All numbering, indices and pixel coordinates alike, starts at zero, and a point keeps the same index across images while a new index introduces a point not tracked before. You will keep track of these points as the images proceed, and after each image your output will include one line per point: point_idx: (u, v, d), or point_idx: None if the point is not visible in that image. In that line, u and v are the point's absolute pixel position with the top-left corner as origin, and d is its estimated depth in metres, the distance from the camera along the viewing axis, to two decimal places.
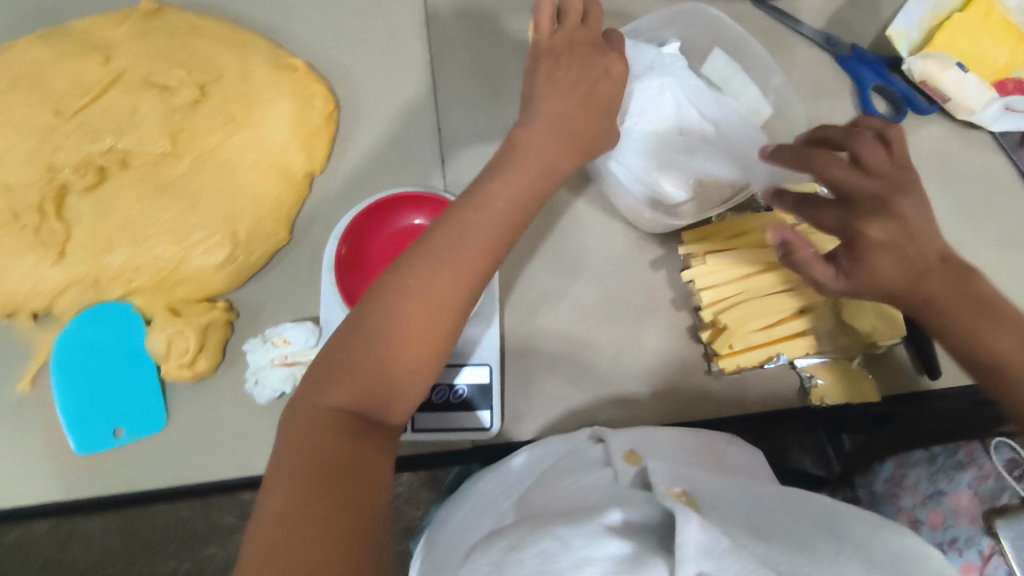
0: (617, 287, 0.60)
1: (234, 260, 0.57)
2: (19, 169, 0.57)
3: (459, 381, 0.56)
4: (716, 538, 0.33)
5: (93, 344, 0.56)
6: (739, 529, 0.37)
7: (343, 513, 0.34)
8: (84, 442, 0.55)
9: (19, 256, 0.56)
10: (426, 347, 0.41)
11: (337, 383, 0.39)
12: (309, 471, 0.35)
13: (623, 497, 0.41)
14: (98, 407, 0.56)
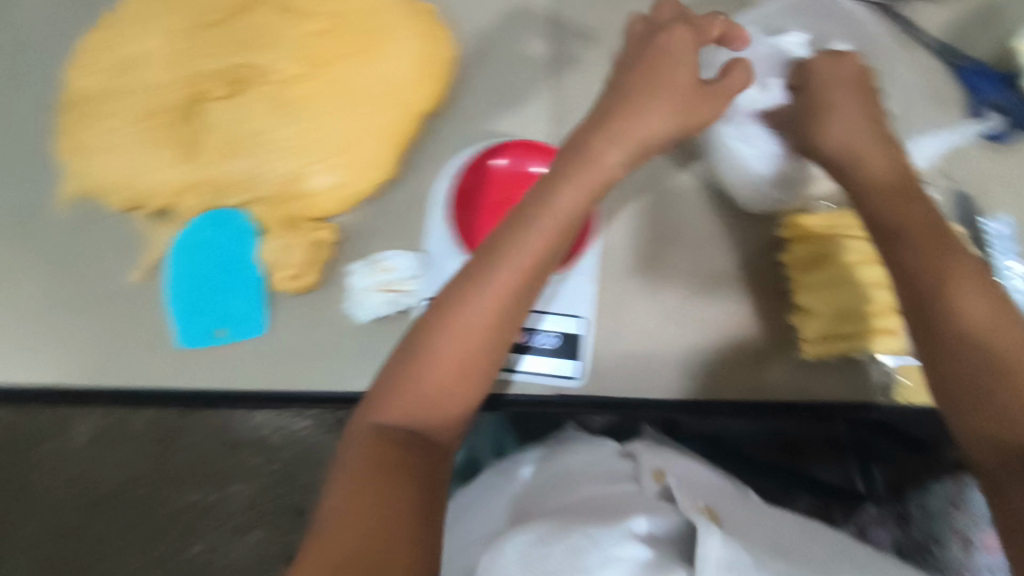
0: (716, 261, 0.59)
1: (347, 184, 0.60)
2: (165, 73, 0.62)
3: (551, 329, 0.57)
4: (736, 556, 0.43)
5: (209, 246, 0.59)
6: (760, 549, 0.47)
7: (393, 516, 0.39)
8: (188, 336, 0.58)
9: (156, 152, 0.60)
10: (469, 367, 0.45)
11: (391, 402, 0.45)
12: (369, 480, 0.40)
13: (656, 506, 0.53)
14: (204, 305, 0.58)
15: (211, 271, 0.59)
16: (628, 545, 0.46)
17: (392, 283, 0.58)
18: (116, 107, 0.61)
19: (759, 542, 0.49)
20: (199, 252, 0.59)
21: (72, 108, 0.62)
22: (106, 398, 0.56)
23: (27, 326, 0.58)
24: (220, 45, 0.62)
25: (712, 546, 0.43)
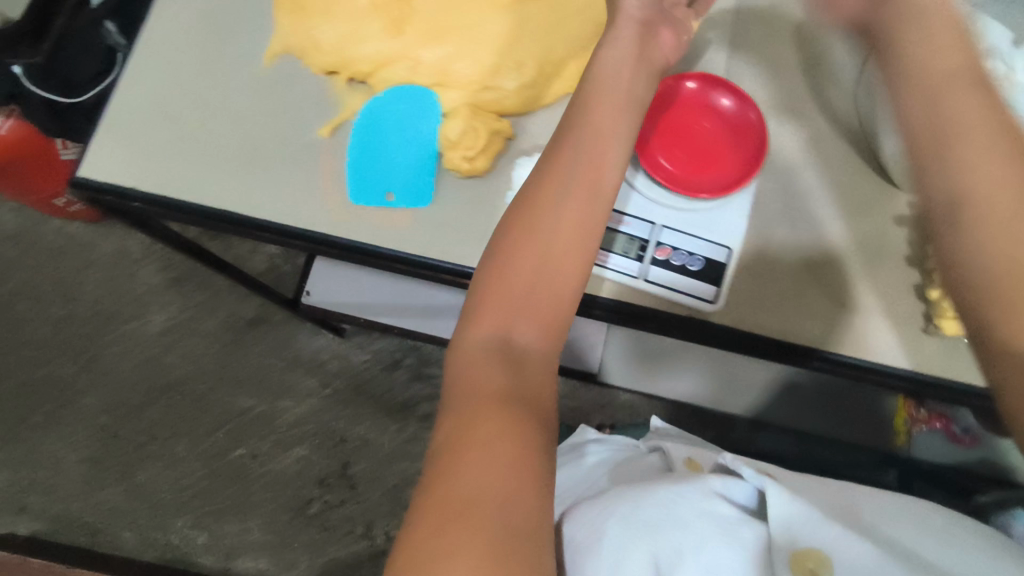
0: (844, 227, 0.67)
1: (530, 87, 0.64)
2: None
3: (699, 252, 0.65)
4: (803, 513, 0.58)
5: (385, 121, 0.64)
6: (828, 513, 0.60)
7: (501, 440, 0.46)
8: (360, 194, 0.62)
9: (368, 23, 0.64)
10: (544, 291, 0.53)
11: (481, 317, 0.52)
12: (482, 406, 0.48)
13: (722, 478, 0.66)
14: (381, 170, 0.63)
15: (388, 143, 0.64)
16: (712, 506, 0.61)
17: None
18: None
19: (810, 495, 0.64)
20: (377, 125, 0.64)
21: None
22: (275, 233, 0.61)
23: (224, 156, 0.63)
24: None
25: (776, 499, 0.59)
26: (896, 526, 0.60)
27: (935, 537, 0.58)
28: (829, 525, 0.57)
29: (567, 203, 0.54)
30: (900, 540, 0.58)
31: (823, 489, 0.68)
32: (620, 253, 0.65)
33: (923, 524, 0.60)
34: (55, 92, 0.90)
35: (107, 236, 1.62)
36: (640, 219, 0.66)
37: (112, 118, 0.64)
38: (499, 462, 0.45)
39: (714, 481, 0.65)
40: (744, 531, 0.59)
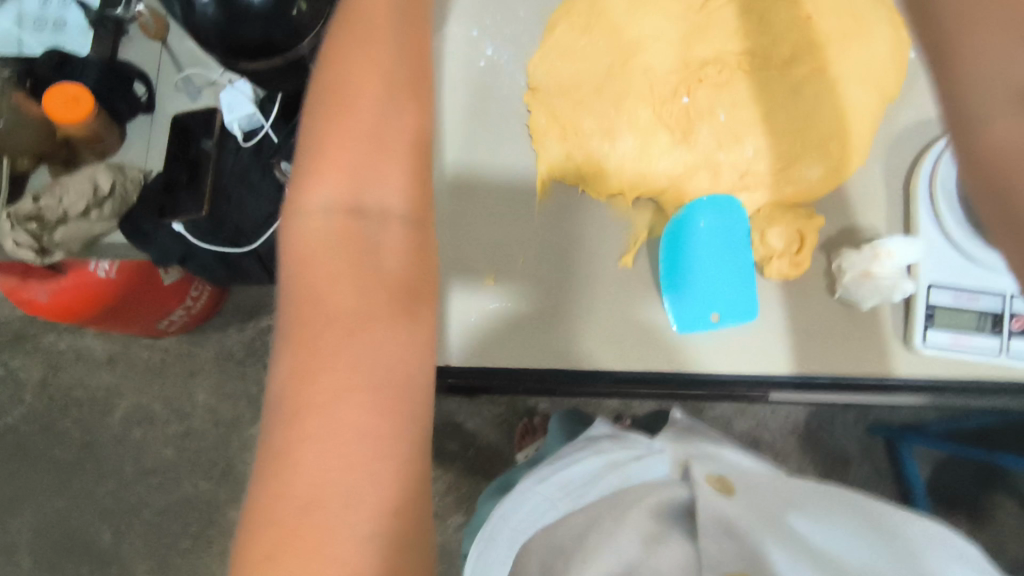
0: (948, 247, 0.58)
1: (834, 172, 0.60)
2: (660, 55, 0.60)
3: (1013, 308, 0.58)
4: (725, 525, 0.50)
5: (705, 228, 0.59)
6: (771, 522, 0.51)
7: (389, 425, 0.34)
8: (684, 320, 0.58)
9: (654, 135, 0.59)
10: (366, 149, 0.39)
11: (322, 175, 0.39)
12: (335, 335, 0.36)
13: (659, 477, 0.60)
14: (706, 291, 0.58)
15: (719, 262, 0.59)
16: (634, 529, 0.52)
17: (887, 271, 0.58)
18: (615, 87, 0.60)
19: (751, 497, 0.55)
20: (704, 230, 0.59)
21: (544, 92, 0.62)
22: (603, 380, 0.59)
23: (522, 303, 0.59)
24: (718, 27, 0.60)
25: (704, 514, 0.51)
26: (807, 515, 0.52)
27: (863, 529, 0.50)
28: (757, 536, 0.49)
29: (370, 30, 0.42)
30: (816, 539, 0.50)
31: (793, 505, 0.54)
32: (976, 331, 0.58)
33: (871, 538, 0.49)
34: (227, 242, 0.88)
35: (205, 341, 1.52)
36: (990, 290, 0.58)
37: None
38: (369, 382, 0.35)
39: (640, 504, 0.55)
40: (668, 550, 0.51)
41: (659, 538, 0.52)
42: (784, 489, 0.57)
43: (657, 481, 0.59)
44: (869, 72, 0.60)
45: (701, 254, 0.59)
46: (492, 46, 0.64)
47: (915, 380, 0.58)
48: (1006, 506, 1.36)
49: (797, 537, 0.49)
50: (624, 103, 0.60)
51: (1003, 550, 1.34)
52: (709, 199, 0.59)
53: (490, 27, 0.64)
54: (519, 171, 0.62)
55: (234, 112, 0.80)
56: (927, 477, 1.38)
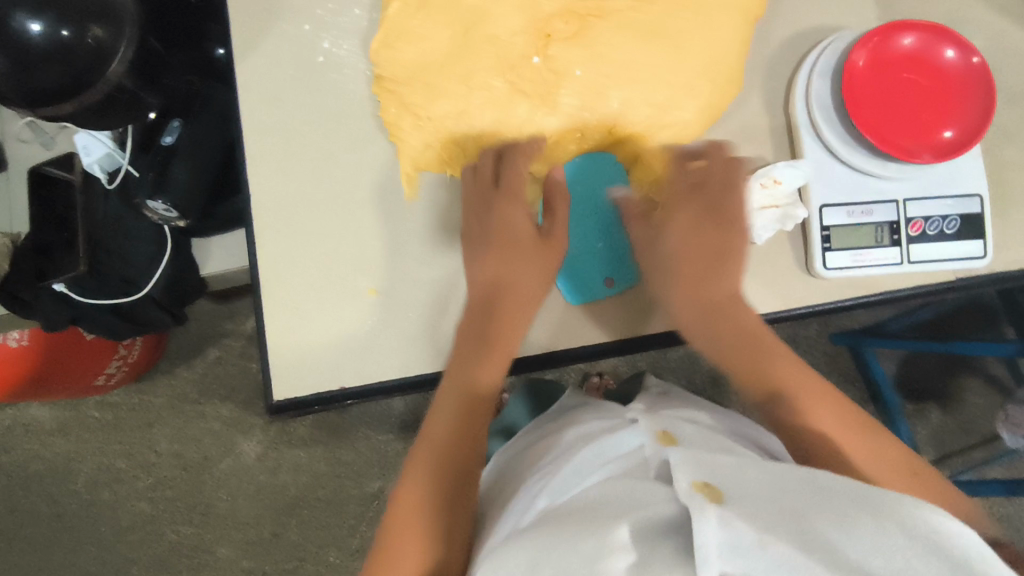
0: (833, 164, 0.56)
1: (708, 109, 0.56)
2: (503, 14, 0.53)
3: (907, 214, 0.55)
4: (737, 536, 0.38)
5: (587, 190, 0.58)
6: (761, 517, 0.40)
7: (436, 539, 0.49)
8: (575, 291, 0.57)
9: (512, 105, 0.56)
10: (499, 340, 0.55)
11: (487, 352, 0.54)
12: (435, 459, 0.52)
13: (647, 492, 0.47)
14: (588, 258, 0.58)
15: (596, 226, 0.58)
16: (622, 558, 0.40)
17: (778, 199, 0.55)
18: (463, 64, 0.55)
19: (754, 501, 0.42)
20: (583, 193, 0.58)
21: (389, 81, 0.57)
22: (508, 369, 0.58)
23: (411, 309, 0.57)
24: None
25: (710, 525, 0.38)
26: (832, 523, 0.39)
27: (895, 534, 0.38)
28: (777, 553, 0.37)
29: (520, 325, 0.56)
30: (851, 556, 0.37)
31: (812, 513, 0.41)
32: (875, 244, 0.55)
33: (905, 544, 0.37)
34: (118, 294, 0.81)
35: (155, 387, 1.41)
36: (884, 200, 0.56)
37: (271, 319, 0.57)
38: (423, 519, 0.50)
39: (626, 521, 0.42)
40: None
41: (649, 561, 0.40)
42: (783, 488, 0.44)
43: (644, 499, 0.46)
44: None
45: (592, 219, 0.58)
46: (330, 39, 0.60)
47: (825, 306, 0.56)
48: (971, 386, 1.37)
49: (828, 546, 0.37)
50: (475, 79, 0.55)
51: (974, 428, 1.36)
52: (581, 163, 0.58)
53: (322, 18, 0.60)
54: (381, 168, 0.58)
55: (92, 155, 0.75)
56: (895, 372, 1.38)
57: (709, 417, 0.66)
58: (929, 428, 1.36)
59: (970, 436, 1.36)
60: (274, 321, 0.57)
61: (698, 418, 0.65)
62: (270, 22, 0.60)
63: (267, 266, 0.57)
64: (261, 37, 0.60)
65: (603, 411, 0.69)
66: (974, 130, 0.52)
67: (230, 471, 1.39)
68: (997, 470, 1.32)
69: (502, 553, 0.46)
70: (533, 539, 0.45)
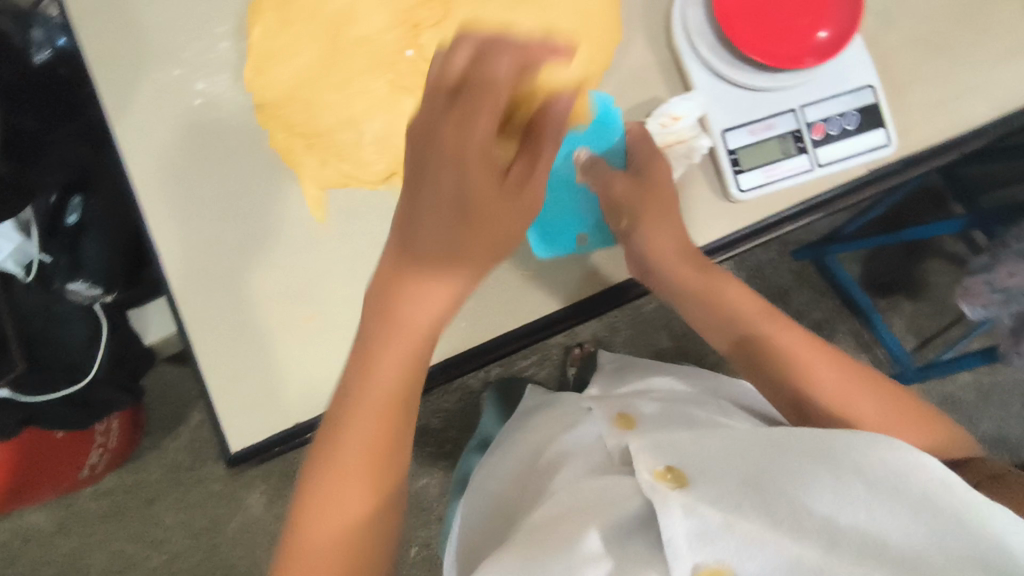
0: (725, 87, 0.56)
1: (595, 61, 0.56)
2: (367, 15, 0.54)
3: (807, 119, 0.56)
4: (704, 522, 0.43)
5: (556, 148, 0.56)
6: (728, 494, 0.45)
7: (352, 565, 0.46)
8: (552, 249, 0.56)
9: (401, 103, 0.54)
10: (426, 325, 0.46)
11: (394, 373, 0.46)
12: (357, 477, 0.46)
13: (614, 488, 0.51)
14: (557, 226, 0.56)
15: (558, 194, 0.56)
16: (594, 563, 0.45)
17: (681, 134, 0.56)
18: (340, 71, 0.54)
19: (720, 475, 0.47)
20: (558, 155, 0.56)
21: (271, 107, 0.55)
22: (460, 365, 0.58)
23: (346, 333, 0.56)
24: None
25: (675, 520, 0.43)
26: (792, 489, 0.44)
27: (856, 487, 0.42)
28: (742, 531, 0.42)
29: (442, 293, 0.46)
30: (813, 510, 0.43)
31: (774, 480, 0.45)
32: (783, 156, 0.56)
33: (862, 489, 0.42)
34: (66, 383, 0.77)
35: (147, 464, 1.39)
36: (781, 112, 0.56)
37: (213, 373, 0.56)
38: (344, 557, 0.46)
39: (595, 530, 0.47)
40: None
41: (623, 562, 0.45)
42: (741, 453, 0.48)
43: (612, 497, 0.50)
44: None
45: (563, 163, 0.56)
46: (203, 78, 0.58)
47: (744, 229, 0.57)
48: (934, 269, 1.40)
49: (789, 504, 0.43)
50: (354, 85, 0.54)
51: (947, 309, 1.39)
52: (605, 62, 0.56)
53: (190, 60, 0.58)
54: (285, 200, 0.57)
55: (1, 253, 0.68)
56: (860, 273, 1.41)
57: (662, 390, 0.70)
58: (904, 319, 1.40)
59: (944, 317, 1.39)
60: (215, 374, 0.56)
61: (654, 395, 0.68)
62: (137, 76, 0.57)
63: (194, 324, 0.56)
64: (132, 93, 0.57)
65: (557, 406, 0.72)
66: (849, 25, 0.52)
67: (241, 528, 1.38)
68: (976, 341, 1.36)
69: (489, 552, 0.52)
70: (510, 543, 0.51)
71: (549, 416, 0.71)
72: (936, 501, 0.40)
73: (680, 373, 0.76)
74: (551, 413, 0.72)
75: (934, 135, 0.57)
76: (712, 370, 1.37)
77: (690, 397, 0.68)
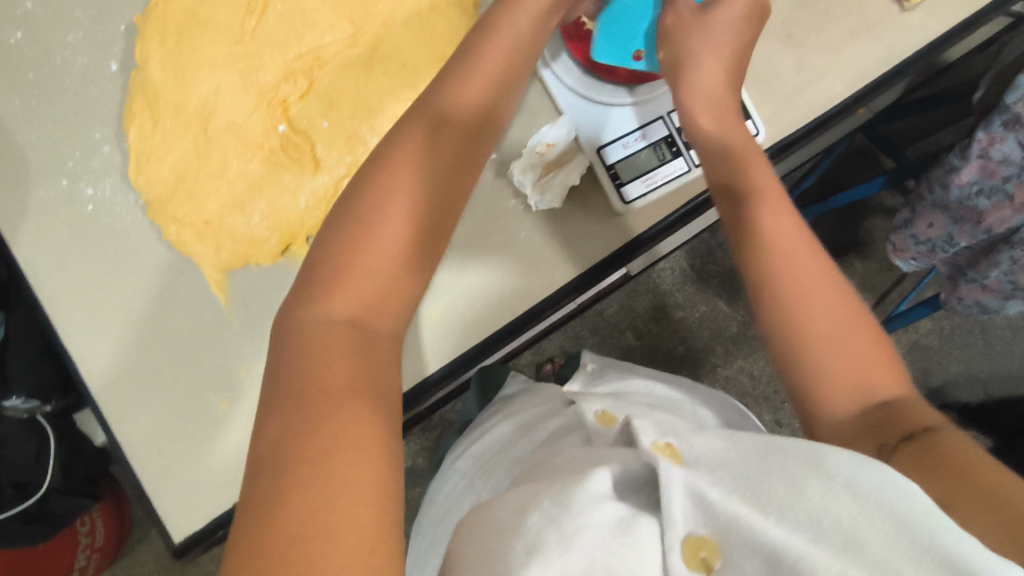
0: (595, 110, 0.59)
1: None
2: (235, 102, 0.58)
3: (677, 123, 0.58)
4: (702, 492, 0.35)
5: None
6: (726, 473, 0.36)
7: (361, 503, 0.32)
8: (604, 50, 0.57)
9: (280, 177, 0.58)
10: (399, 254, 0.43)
11: (377, 312, 0.42)
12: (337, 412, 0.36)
13: (611, 454, 0.43)
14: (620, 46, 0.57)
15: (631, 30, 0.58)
16: (600, 508, 0.37)
17: (554, 160, 0.58)
18: (214, 158, 0.57)
19: (722, 458, 0.37)
20: None
21: (159, 201, 0.58)
22: (430, 386, 0.58)
23: None
24: (266, 44, 0.58)
25: (675, 489, 0.35)
26: (782, 484, 0.34)
27: (845, 492, 0.32)
28: (732, 518, 0.34)
29: (415, 209, 0.44)
30: (803, 505, 0.33)
31: (762, 471, 0.35)
32: (660, 162, 0.58)
33: (851, 501, 0.32)
34: (19, 500, 0.77)
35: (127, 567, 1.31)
36: (650, 122, 0.58)
37: (142, 469, 0.55)
38: (331, 492, 0.32)
39: (605, 471, 0.39)
40: (638, 529, 0.36)
41: (622, 508, 0.37)
42: (739, 446, 0.38)
43: (602, 460, 0.42)
44: (435, 7, 0.59)
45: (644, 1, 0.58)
46: (90, 184, 0.59)
47: (642, 235, 0.58)
48: (877, 225, 1.43)
49: (778, 504, 0.33)
50: (232, 169, 0.57)
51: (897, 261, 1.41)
52: None
53: (75, 169, 0.59)
54: (186, 287, 0.58)
55: None
56: None
57: (642, 385, 0.62)
58: (858, 279, 1.42)
59: (896, 271, 1.41)
60: (146, 468, 0.55)
61: (636, 388, 0.61)
62: (24, 192, 0.58)
63: (116, 424, 0.56)
64: (21, 210, 0.58)
65: (537, 398, 0.65)
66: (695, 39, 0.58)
67: None
68: (929, 288, 1.38)
69: (478, 509, 0.42)
70: (507, 494, 0.42)
71: (532, 406, 0.64)
72: (935, 543, 0.30)
73: (656, 375, 0.69)
74: (524, 408, 0.65)
75: (800, 119, 0.59)
76: (681, 360, 1.38)
77: (667, 395, 0.61)
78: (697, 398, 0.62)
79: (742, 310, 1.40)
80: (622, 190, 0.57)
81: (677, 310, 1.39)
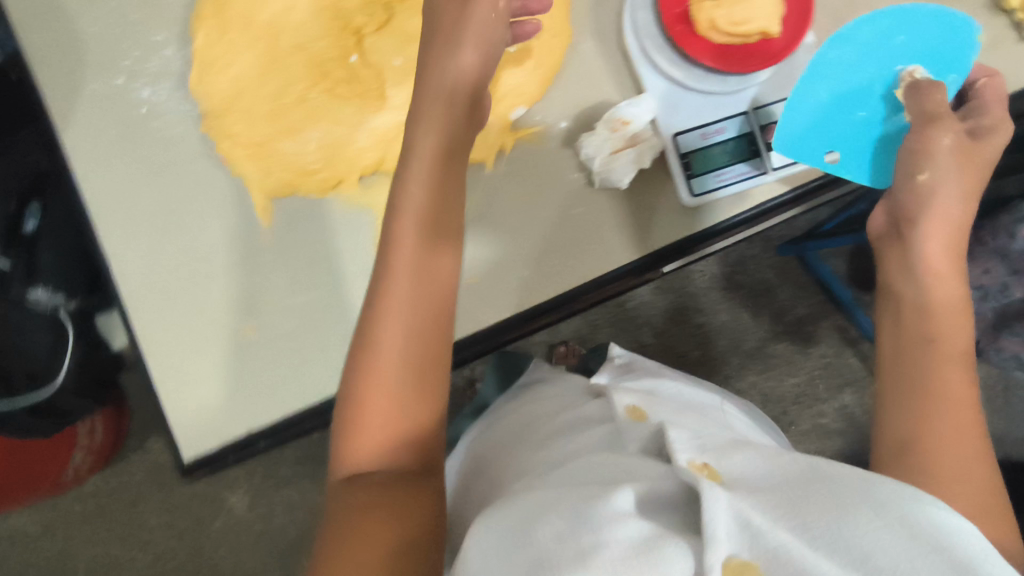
0: (678, 93, 0.56)
1: (540, 66, 0.57)
2: (307, 25, 0.57)
3: (760, 122, 0.56)
4: (747, 516, 0.33)
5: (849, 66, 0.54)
6: (771, 501, 0.34)
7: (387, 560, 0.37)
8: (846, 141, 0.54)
9: (340, 108, 0.56)
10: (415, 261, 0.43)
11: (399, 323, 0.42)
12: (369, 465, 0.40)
13: (640, 467, 0.41)
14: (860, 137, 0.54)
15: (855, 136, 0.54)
16: (625, 525, 0.35)
17: (630, 137, 0.55)
18: (277, 79, 0.56)
19: (764, 483, 0.36)
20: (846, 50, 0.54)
21: (215, 114, 0.56)
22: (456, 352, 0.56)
23: (292, 346, 0.56)
24: None
25: (718, 509, 0.33)
26: (832, 514, 0.33)
27: (900, 531, 0.31)
28: (778, 545, 0.32)
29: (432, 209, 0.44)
30: (856, 537, 0.31)
31: (809, 499, 0.34)
32: (735, 160, 0.56)
33: (907, 540, 0.31)
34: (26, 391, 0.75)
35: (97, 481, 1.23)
36: (730, 116, 0.56)
37: (161, 383, 0.54)
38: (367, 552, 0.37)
39: (627, 491, 0.37)
40: (667, 550, 0.33)
41: (649, 525, 0.35)
42: (782, 471, 0.37)
43: (633, 472, 0.41)
44: None
45: (836, 121, 0.54)
46: (145, 85, 0.57)
47: (701, 234, 0.56)
48: None
49: (829, 533, 0.32)
50: (294, 93, 0.56)
51: None
52: (550, 71, 0.58)
53: (132, 68, 0.57)
54: (228, 206, 0.56)
55: None
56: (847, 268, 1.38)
57: (671, 385, 0.60)
58: None
59: None
60: (164, 385, 0.55)
61: (668, 389, 0.59)
62: (78, 83, 0.56)
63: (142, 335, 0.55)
64: (72, 100, 0.56)
65: (560, 388, 0.63)
66: (793, 35, 0.55)
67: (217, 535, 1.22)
68: None
69: (500, 509, 0.41)
70: (532, 496, 0.41)
71: (554, 396, 0.62)
72: None
73: (687, 378, 0.67)
74: (548, 395, 0.63)
75: None
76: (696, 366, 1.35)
77: (700, 399, 0.59)
78: (727, 407, 0.60)
79: (765, 326, 1.37)
80: (689, 182, 0.55)
81: (700, 315, 1.37)
